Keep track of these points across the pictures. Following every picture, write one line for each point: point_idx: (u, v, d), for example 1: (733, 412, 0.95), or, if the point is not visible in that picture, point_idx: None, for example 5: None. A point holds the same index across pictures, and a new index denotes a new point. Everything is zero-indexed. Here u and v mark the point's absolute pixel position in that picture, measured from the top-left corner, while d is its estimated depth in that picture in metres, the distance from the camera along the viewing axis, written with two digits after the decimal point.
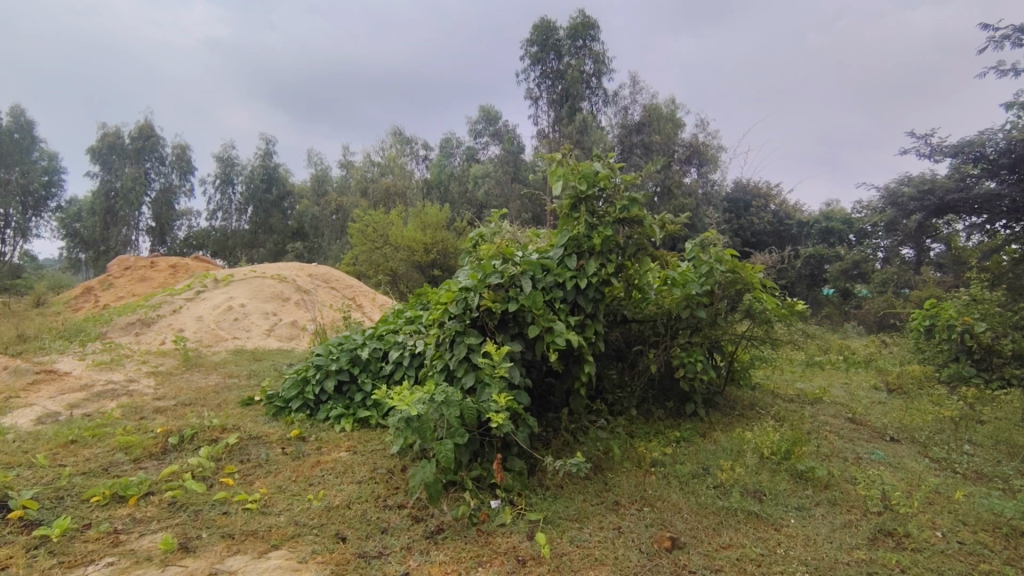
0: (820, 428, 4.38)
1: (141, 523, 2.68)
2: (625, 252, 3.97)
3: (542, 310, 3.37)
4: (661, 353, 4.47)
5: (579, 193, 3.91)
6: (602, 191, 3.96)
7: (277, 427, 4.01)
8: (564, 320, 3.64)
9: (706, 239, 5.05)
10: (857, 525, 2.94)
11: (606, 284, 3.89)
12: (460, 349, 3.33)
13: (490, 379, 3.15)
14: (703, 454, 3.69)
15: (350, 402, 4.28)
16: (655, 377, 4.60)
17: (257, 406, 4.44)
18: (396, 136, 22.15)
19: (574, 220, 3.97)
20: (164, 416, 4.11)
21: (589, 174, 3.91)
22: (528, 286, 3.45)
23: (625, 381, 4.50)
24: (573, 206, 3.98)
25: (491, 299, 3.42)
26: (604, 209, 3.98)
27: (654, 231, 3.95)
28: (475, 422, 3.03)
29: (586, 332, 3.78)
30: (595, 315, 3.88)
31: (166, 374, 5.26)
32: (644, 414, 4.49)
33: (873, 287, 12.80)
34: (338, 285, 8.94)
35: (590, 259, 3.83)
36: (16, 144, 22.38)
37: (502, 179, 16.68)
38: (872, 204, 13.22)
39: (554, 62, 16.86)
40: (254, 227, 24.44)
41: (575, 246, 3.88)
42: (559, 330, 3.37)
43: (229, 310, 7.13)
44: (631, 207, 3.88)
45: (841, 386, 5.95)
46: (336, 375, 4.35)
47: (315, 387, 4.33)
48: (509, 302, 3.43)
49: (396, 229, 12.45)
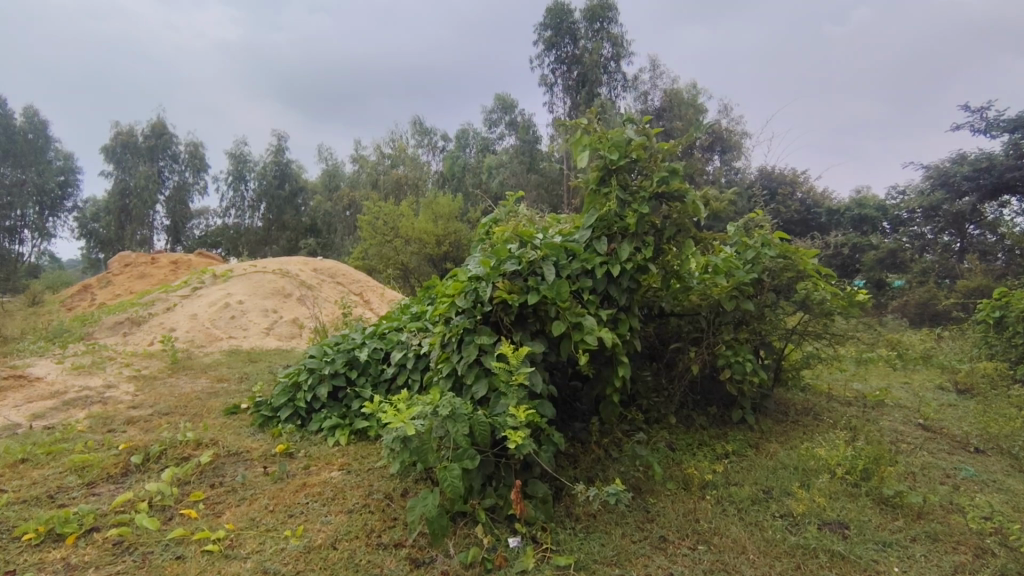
0: (894, 437, 3.76)
1: (74, 572, 2.15)
2: (662, 234, 3.36)
3: (569, 302, 2.76)
4: (703, 351, 3.85)
5: (609, 163, 3.34)
6: (635, 162, 3.37)
7: (261, 441, 3.49)
8: (596, 314, 3.03)
9: (750, 222, 4.47)
10: (972, 570, 2.33)
11: (643, 271, 3.29)
12: (470, 350, 2.74)
13: (506, 388, 2.56)
14: (763, 473, 3.08)
15: (346, 411, 3.75)
16: (696, 379, 3.98)
17: (242, 415, 3.92)
18: (415, 127, 21.63)
19: (604, 197, 3.37)
20: (135, 428, 3.61)
21: (621, 143, 3.33)
22: (552, 273, 2.84)
23: (662, 385, 3.88)
24: (600, 180, 3.41)
25: (505, 289, 2.81)
26: (637, 183, 3.38)
27: (697, 209, 3.30)
28: (487, 441, 2.46)
29: (619, 328, 3.17)
30: (630, 309, 3.28)
31: (149, 378, 4.76)
32: (684, 422, 3.88)
33: (912, 275, 11.33)
34: (344, 280, 8.45)
35: (624, 241, 3.23)
36: (32, 144, 22.35)
37: (517, 169, 16.05)
38: (913, 188, 12.43)
39: (570, 46, 16.16)
40: (268, 225, 24.02)
41: (604, 227, 3.32)
42: (589, 326, 2.76)
43: (225, 307, 6.64)
44: (671, 179, 3.29)
45: (902, 387, 5.28)
46: (330, 381, 3.82)
47: (307, 394, 3.80)
48: (528, 294, 2.81)
49: (407, 221, 11.96)
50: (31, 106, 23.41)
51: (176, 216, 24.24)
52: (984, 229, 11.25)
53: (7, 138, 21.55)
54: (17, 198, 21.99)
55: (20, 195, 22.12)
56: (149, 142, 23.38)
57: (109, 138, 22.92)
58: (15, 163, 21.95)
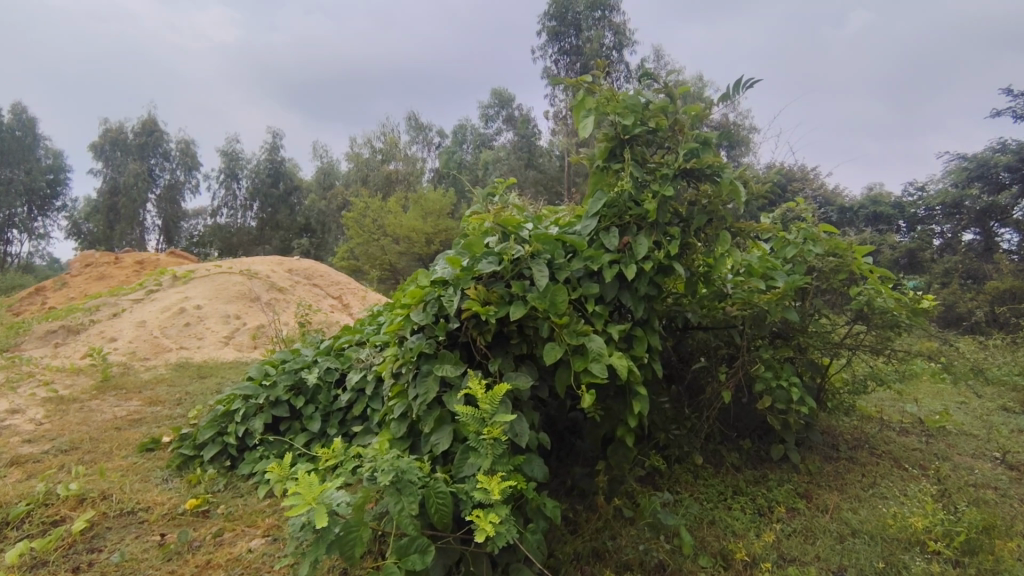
0: (980, 483, 2.97)
1: None
2: (689, 225, 2.60)
3: (568, 317, 1.98)
4: (736, 373, 3.08)
5: (621, 131, 2.57)
6: (654, 132, 2.61)
7: (173, 492, 2.70)
8: (604, 330, 2.23)
9: (788, 213, 3.68)
10: None
11: (665, 273, 2.51)
12: (429, 385, 1.94)
13: (476, 443, 1.77)
14: (826, 547, 2.31)
15: (289, 449, 2.98)
16: (727, 407, 3.20)
17: (159, 453, 3.13)
18: (410, 122, 20.80)
19: (614, 176, 2.60)
20: (14, 475, 2.84)
21: (635, 106, 2.56)
22: (544, 276, 2.05)
23: (684, 416, 3.11)
24: (608, 155, 2.64)
25: (478, 298, 2.00)
26: (657, 158, 2.62)
27: (736, 191, 2.53)
28: (448, 522, 1.68)
29: (635, 348, 2.38)
30: (649, 322, 2.49)
31: (66, 401, 3.98)
32: (713, 461, 3.11)
33: (934, 276, 10.56)
34: (321, 282, 7.69)
35: (641, 233, 2.45)
36: (18, 142, 21.52)
37: (515, 165, 15.28)
38: (939, 183, 11.59)
39: (573, 37, 15.36)
40: (260, 224, 23.21)
41: (614, 215, 2.53)
42: (596, 350, 1.98)
43: (181, 312, 5.87)
44: (702, 151, 2.53)
45: (959, 408, 4.47)
46: (269, 411, 3.04)
47: (238, 427, 3.01)
48: (510, 305, 2.01)
49: (396, 218, 11.19)
50: (19, 102, 22.70)
51: (167, 216, 23.50)
52: (1011, 228, 10.38)
53: None
54: (5, 197, 21.10)
55: (7, 194, 21.27)
56: (138, 140, 22.63)
57: (98, 135, 22.14)
58: (3, 162, 21.11)
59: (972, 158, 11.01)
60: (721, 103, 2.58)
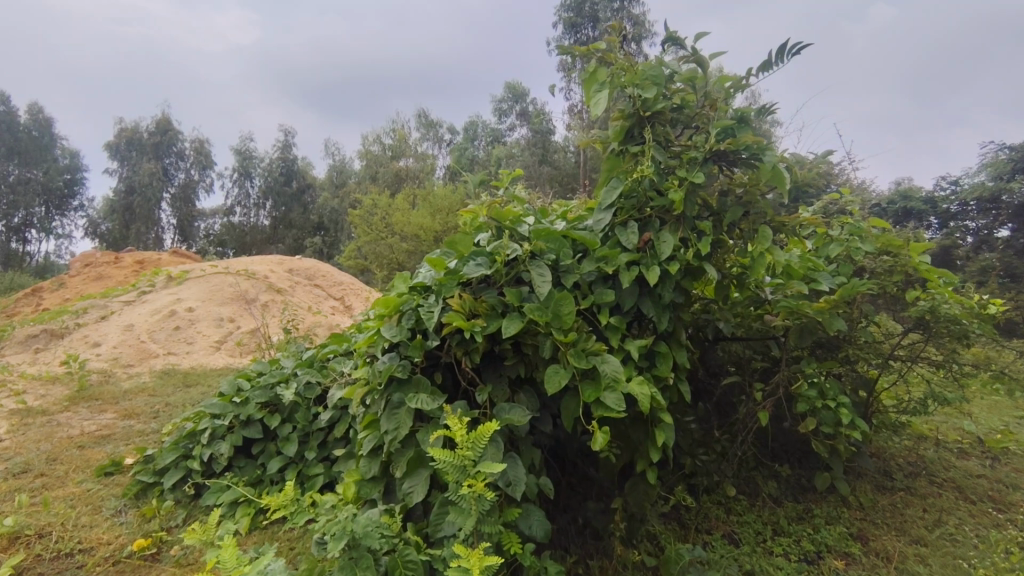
0: None
1: None
2: (723, 220, 2.19)
3: (575, 334, 1.58)
4: (774, 391, 2.66)
5: (640, 107, 2.15)
6: (679, 108, 2.19)
7: (123, 529, 2.36)
8: (621, 347, 1.83)
9: (830, 207, 3.24)
10: None
11: (693, 275, 2.10)
12: (401, 420, 1.55)
13: (456, 497, 1.37)
14: None
15: (263, 475, 2.62)
16: (763, 429, 2.78)
17: (117, 479, 2.80)
18: (421, 118, 20.45)
19: (632, 161, 2.18)
20: None
21: (658, 76, 2.14)
22: (546, 281, 1.64)
23: (713, 440, 2.69)
24: (625, 137, 2.22)
25: (462, 310, 1.61)
26: (683, 139, 2.20)
27: (780, 178, 2.10)
28: None
29: (660, 367, 1.97)
30: (675, 335, 2.08)
31: (34, 414, 3.68)
32: (746, 491, 2.70)
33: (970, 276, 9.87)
34: (323, 283, 7.37)
35: (665, 229, 2.04)
36: (35, 142, 21.56)
37: (529, 161, 14.88)
38: (974, 177, 10.95)
39: (590, 29, 14.90)
40: (274, 223, 23.08)
41: (632, 207, 2.12)
42: (611, 375, 1.57)
43: (171, 315, 5.57)
44: (740, 129, 2.11)
45: (1020, 424, 3.99)
46: (240, 431, 2.68)
47: (202, 450, 2.65)
48: (503, 318, 1.61)
49: (404, 216, 10.86)
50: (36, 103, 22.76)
51: (181, 215, 23.47)
52: None
53: (10, 136, 20.65)
54: (23, 197, 21.16)
55: (24, 194, 21.32)
56: (153, 139, 22.60)
57: (114, 135, 22.14)
58: (21, 162, 21.16)
59: (1012, 149, 10.36)
60: (760, 73, 2.16)
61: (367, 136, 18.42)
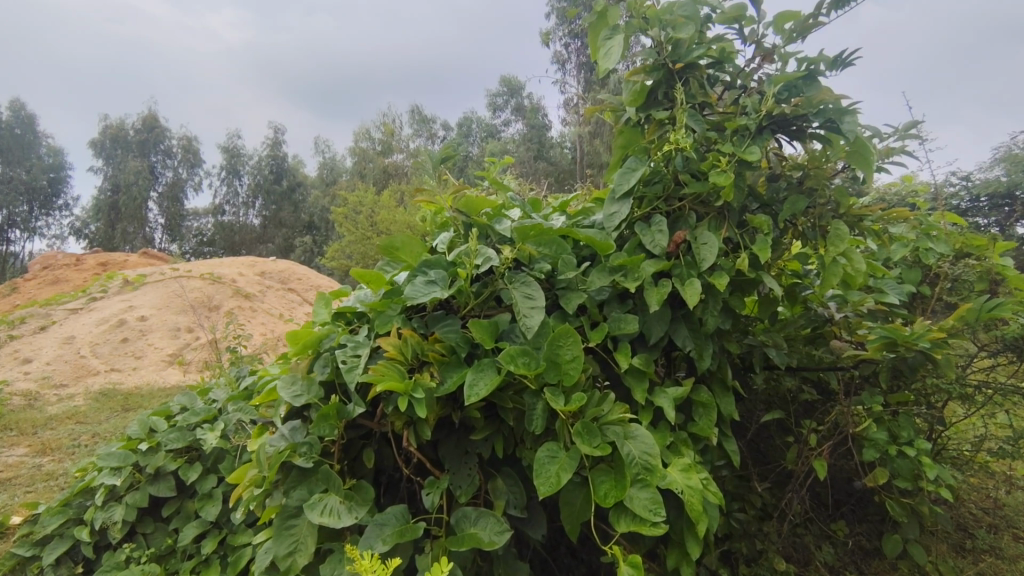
0: None
1: None
2: (781, 213, 1.59)
3: (581, 396, 0.99)
4: (833, 434, 2.06)
5: (668, 56, 1.56)
6: (720, 60, 1.60)
7: None
8: (649, 401, 1.24)
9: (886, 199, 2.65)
10: None
11: (743, 289, 1.50)
12: (303, 546, 0.97)
13: None
14: None
15: (175, 546, 2.02)
16: (816, 480, 2.19)
17: None
18: (414, 114, 19.88)
19: (656, 131, 1.58)
20: None
21: (690, 14, 1.55)
22: (535, 311, 1.06)
23: (753, 494, 2.10)
24: (646, 100, 1.62)
25: (401, 359, 1.03)
26: (725, 106, 1.61)
27: (864, 154, 1.52)
28: None
29: (700, 422, 1.37)
30: (718, 375, 1.49)
31: None
32: (795, 558, 2.11)
33: None
34: (298, 287, 6.76)
35: (705, 226, 1.45)
36: (16, 140, 20.90)
37: (524, 156, 14.34)
38: None
39: None
40: (264, 223, 22.34)
41: (656, 194, 1.52)
42: (637, 460, 0.98)
43: (120, 325, 4.98)
44: (810, 85, 1.51)
45: None
46: (144, 490, 2.06)
47: (93, 514, 2.04)
48: (468, 372, 1.03)
49: (392, 214, 10.28)
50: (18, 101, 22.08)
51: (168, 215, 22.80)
52: None
53: None
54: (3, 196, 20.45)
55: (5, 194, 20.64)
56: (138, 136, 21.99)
57: (98, 132, 21.50)
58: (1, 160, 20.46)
59: None
60: (834, 8, 1.59)
61: (358, 132, 17.78)
